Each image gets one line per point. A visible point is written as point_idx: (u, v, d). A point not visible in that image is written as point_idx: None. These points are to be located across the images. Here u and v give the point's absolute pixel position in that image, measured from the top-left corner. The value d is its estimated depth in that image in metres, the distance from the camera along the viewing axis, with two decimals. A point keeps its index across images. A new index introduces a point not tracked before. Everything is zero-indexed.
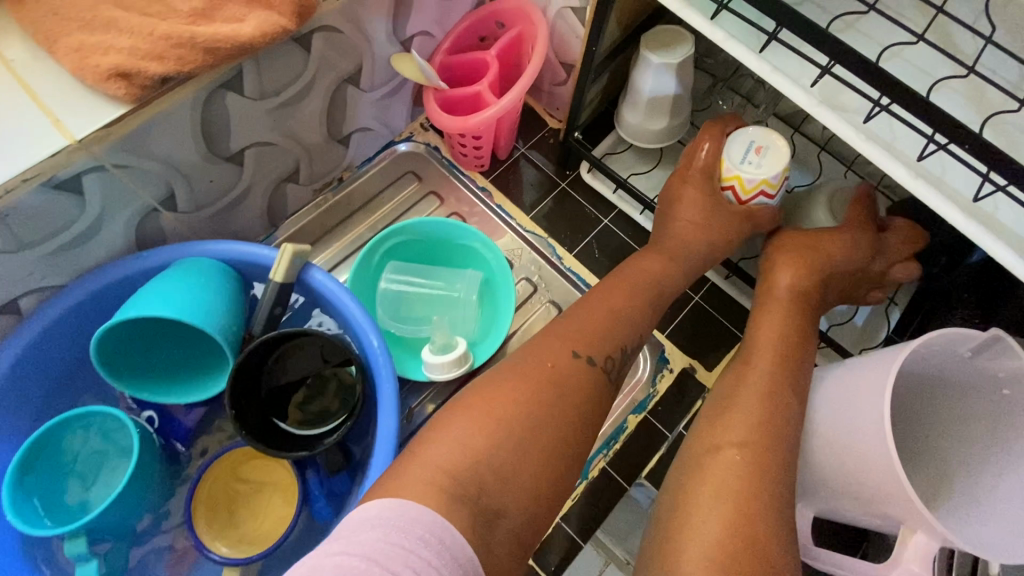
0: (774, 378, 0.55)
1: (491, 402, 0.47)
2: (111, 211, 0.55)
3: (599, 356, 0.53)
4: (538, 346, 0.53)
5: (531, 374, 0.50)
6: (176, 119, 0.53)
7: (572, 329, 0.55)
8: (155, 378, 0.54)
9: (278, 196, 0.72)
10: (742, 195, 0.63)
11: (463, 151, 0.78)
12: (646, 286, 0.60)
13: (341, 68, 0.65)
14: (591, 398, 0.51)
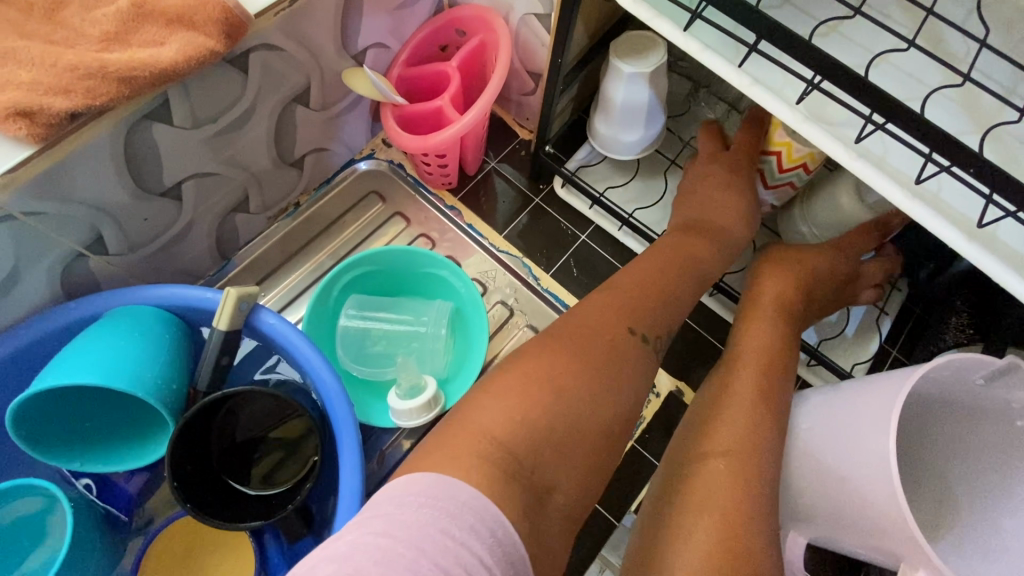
0: (766, 397, 0.51)
1: (546, 376, 0.43)
2: (27, 262, 0.49)
3: (649, 331, 0.50)
4: (586, 314, 0.49)
5: (586, 346, 0.46)
6: (96, 157, 0.47)
7: (623, 304, 0.50)
8: (89, 444, 0.49)
9: (228, 226, 0.67)
10: (785, 162, 0.61)
11: (428, 169, 0.73)
12: (685, 256, 0.57)
13: (286, 88, 0.59)
14: (639, 379, 0.47)
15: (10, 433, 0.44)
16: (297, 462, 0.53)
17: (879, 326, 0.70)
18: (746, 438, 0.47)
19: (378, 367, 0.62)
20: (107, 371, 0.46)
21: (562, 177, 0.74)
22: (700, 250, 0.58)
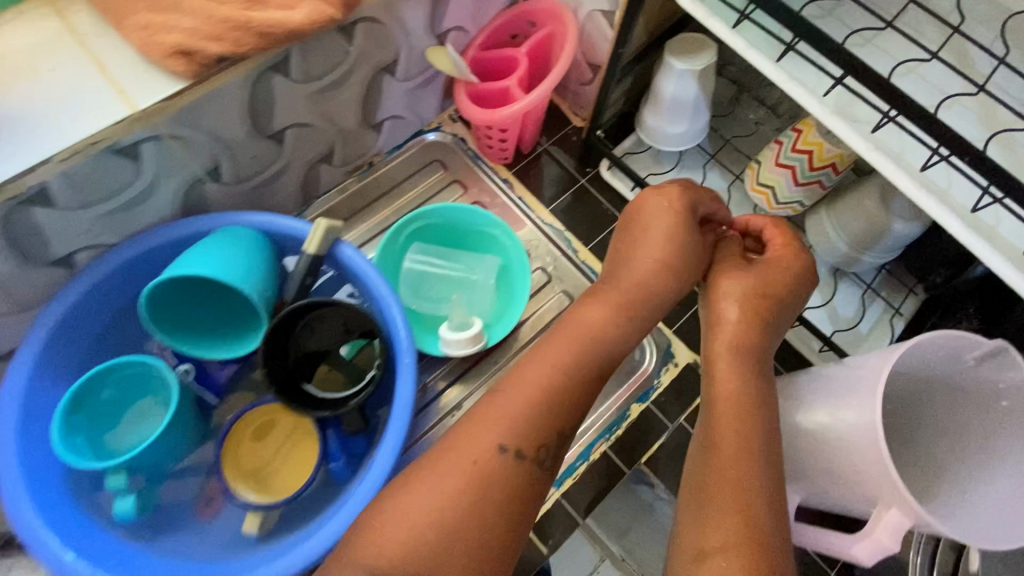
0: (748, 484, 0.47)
1: (411, 506, 0.44)
2: (161, 178, 0.59)
3: (530, 449, 0.47)
4: (467, 431, 0.47)
5: (458, 465, 0.45)
6: (227, 97, 0.57)
7: (500, 413, 0.47)
8: (192, 333, 0.59)
9: (312, 175, 0.76)
10: (816, 161, 0.68)
11: (489, 143, 0.81)
12: (597, 335, 0.52)
13: (379, 57, 0.69)
14: (527, 492, 0.46)
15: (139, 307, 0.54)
16: (357, 377, 0.63)
17: (892, 326, 0.76)
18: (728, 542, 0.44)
19: (432, 306, 0.70)
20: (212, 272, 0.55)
21: (609, 160, 0.81)
22: (611, 333, 0.53)
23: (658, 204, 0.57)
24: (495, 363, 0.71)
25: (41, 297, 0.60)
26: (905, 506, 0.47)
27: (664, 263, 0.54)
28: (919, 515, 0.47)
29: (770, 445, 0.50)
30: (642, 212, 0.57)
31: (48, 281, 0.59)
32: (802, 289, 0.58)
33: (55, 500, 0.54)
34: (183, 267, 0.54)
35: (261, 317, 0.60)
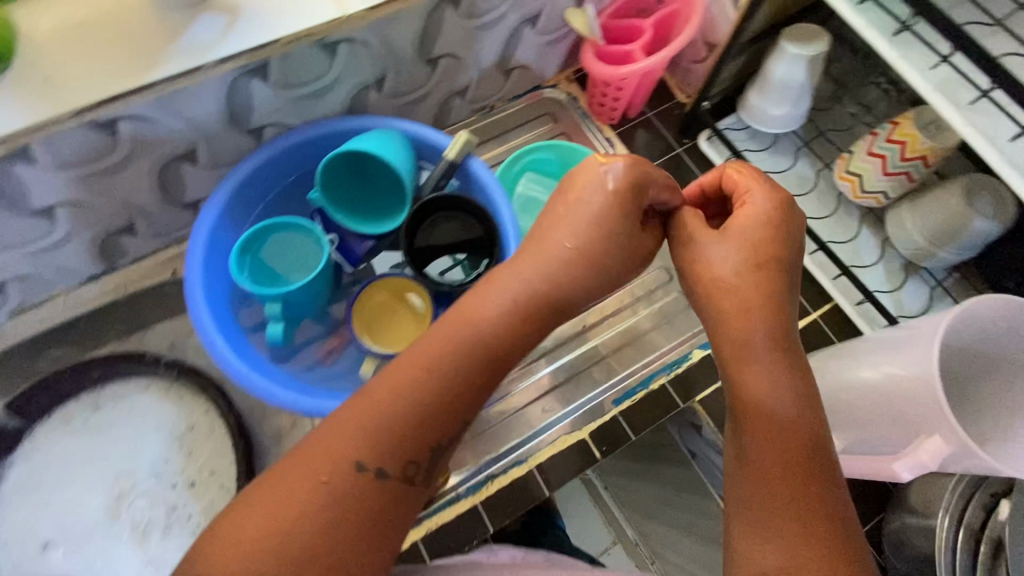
0: (812, 525, 0.42)
1: (280, 517, 0.41)
2: (343, 77, 0.71)
3: (398, 468, 0.43)
4: (323, 439, 0.43)
5: (301, 474, 0.42)
6: (410, 16, 0.69)
7: (362, 420, 0.44)
8: (347, 206, 0.73)
9: (446, 107, 0.88)
10: (909, 151, 0.74)
11: (602, 101, 0.91)
12: (480, 338, 0.47)
13: (528, 9, 0.79)
14: (387, 505, 0.43)
15: (318, 170, 0.68)
16: (467, 271, 0.71)
17: None
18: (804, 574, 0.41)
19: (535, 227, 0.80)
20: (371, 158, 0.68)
21: (711, 130, 0.90)
22: (504, 335, 0.48)
23: (614, 169, 0.52)
24: None
25: (231, 159, 0.74)
26: (949, 434, 0.57)
27: (588, 245, 0.51)
28: (962, 443, 0.56)
29: (802, 449, 0.45)
30: (593, 179, 0.52)
31: (240, 145, 0.73)
32: (788, 242, 0.52)
33: (222, 313, 0.67)
34: (355, 145, 0.68)
35: (405, 203, 0.73)
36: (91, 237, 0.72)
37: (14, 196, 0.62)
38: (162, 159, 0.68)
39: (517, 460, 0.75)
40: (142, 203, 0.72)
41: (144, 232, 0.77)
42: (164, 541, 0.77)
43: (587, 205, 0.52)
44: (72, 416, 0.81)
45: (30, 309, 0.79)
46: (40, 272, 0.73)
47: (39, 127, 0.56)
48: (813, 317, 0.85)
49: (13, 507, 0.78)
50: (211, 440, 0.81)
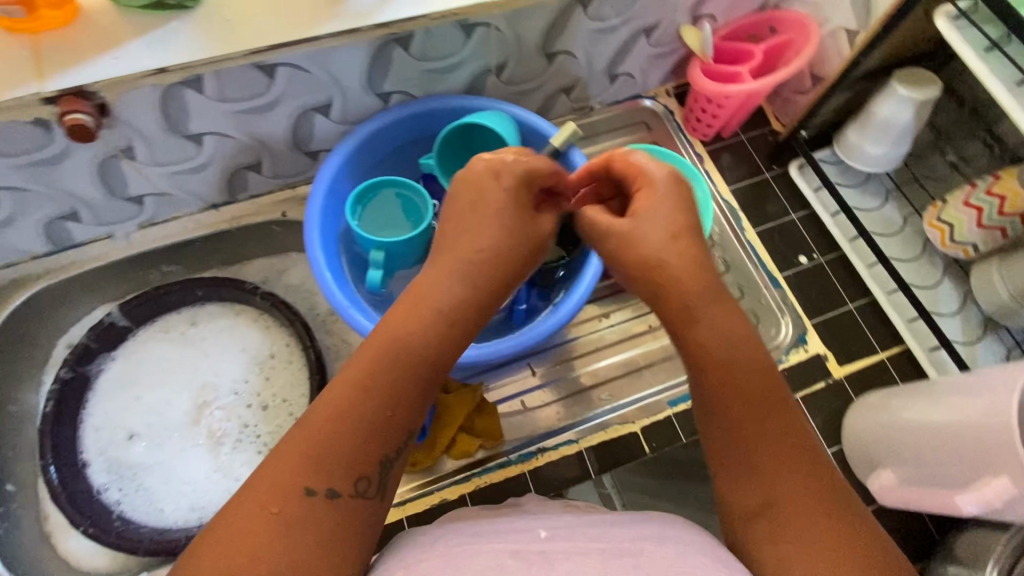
0: (792, 472, 0.46)
1: (248, 552, 0.41)
2: (470, 58, 0.78)
3: (350, 482, 0.45)
4: (266, 477, 0.43)
5: (252, 517, 0.42)
6: (542, 11, 0.74)
7: (300, 453, 0.44)
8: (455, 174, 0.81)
9: (551, 101, 0.93)
10: (1008, 206, 0.74)
11: (699, 117, 0.94)
12: (407, 346, 0.48)
13: (647, 20, 0.84)
14: (351, 519, 0.44)
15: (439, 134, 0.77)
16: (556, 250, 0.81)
17: None
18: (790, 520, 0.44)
19: None
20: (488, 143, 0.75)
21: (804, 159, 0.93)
22: (422, 338, 0.49)
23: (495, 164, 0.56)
24: None
25: (356, 118, 0.81)
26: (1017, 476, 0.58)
27: (499, 244, 0.53)
28: None
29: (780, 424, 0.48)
30: (473, 179, 0.55)
31: (368, 106, 0.80)
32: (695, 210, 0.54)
33: (330, 248, 0.74)
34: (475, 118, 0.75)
35: None
36: (223, 168, 0.80)
37: (177, 118, 0.70)
38: (302, 107, 0.75)
39: (566, 439, 0.80)
40: (273, 145, 0.80)
41: (266, 171, 0.84)
42: (234, 452, 0.84)
43: (479, 215, 0.53)
44: (172, 325, 0.90)
45: (154, 225, 0.86)
46: (174, 192, 0.82)
47: (216, 61, 0.64)
48: (880, 357, 0.86)
49: (109, 396, 0.86)
50: (289, 370, 0.89)
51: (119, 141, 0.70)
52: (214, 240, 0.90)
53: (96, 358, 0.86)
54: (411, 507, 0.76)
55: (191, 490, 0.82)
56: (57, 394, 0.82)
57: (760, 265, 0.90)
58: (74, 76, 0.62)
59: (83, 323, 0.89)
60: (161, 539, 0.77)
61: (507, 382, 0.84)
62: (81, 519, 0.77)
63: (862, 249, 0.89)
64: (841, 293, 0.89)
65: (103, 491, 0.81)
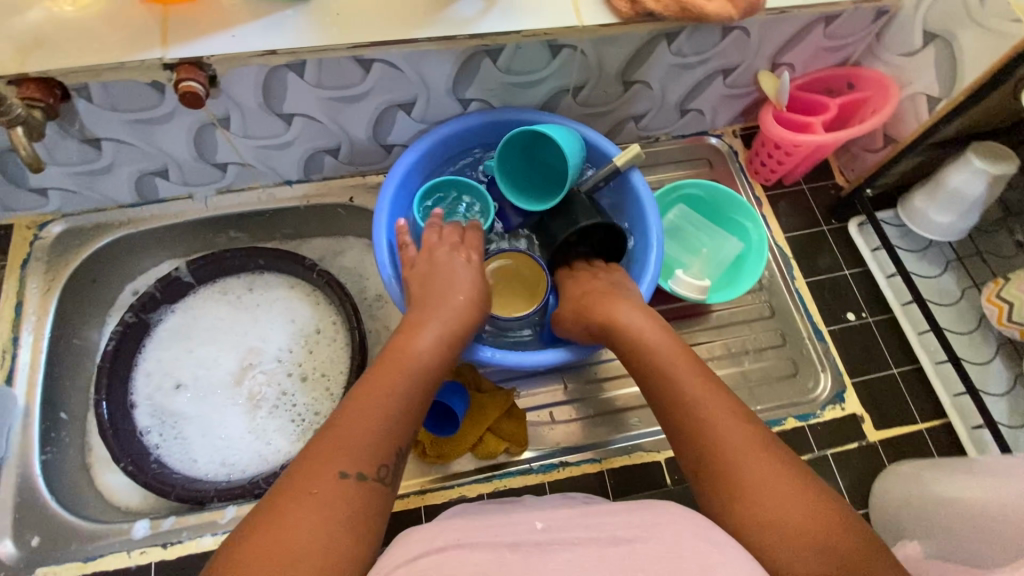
0: (733, 427, 0.57)
1: (289, 536, 0.47)
2: (552, 76, 0.81)
3: (372, 468, 0.53)
4: (305, 469, 0.51)
5: (300, 494, 0.49)
6: (629, 40, 0.77)
7: (334, 446, 0.52)
8: (511, 175, 0.82)
9: (620, 127, 0.96)
10: None
11: (764, 162, 0.95)
12: (410, 359, 0.61)
13: (728, 61, 0.86)
14: (371, 502, 0.52)
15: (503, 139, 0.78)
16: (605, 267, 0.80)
17: None
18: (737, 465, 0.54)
19: (679, 252, 0.86)
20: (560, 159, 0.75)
21: (866, 217, 0.92)
22: (428, 360, 0.62)
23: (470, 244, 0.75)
24: (687, 325, 0.88)
25: (435, 118, 0.85)
26: None
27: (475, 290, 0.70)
28: None
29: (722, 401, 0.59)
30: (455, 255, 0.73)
31: (447, 109, 0.83)
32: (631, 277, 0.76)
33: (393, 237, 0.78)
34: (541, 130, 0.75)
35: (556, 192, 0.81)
36: (304, 149, 0.85)
37: (274, 97, 0.75)
38: (388, 101, 0.80)
39: (590, 457, 0.81)
40: (353, 133, 0.84)
41: (343, 157, 0.89)
42: (269, 417, 0.88)
43: (455, 271, 0.71)
44: (229, 288, 0.95)
45: (230, 191, 0.91)
46: (256, 164, 0.87)
47: (321, 50, 0.69)
48: (918, 427, 0.83)
49: (165, 345, 0.91)
50: (331, 347, 0.92)
51: (219, 111, 0.75)
52: (282, 214, 0.95)
53: (157, 307, 0.91)
54: (431, 498, 0.77)
55: (223, 447, 0.86)
56: (119, 335, 0.86)
57: (806, 316, 0.89)
58: (194, 47, 0.67)
59: (149, 274, 0.95)
60: (191, 487, 0.78)
61: (540, 392, 0.86)
62: (122, 455, 0.79)
63: (914, 315, 0.88)
64: (886, 356, 0.87)
65: (144, 433, 0.85)
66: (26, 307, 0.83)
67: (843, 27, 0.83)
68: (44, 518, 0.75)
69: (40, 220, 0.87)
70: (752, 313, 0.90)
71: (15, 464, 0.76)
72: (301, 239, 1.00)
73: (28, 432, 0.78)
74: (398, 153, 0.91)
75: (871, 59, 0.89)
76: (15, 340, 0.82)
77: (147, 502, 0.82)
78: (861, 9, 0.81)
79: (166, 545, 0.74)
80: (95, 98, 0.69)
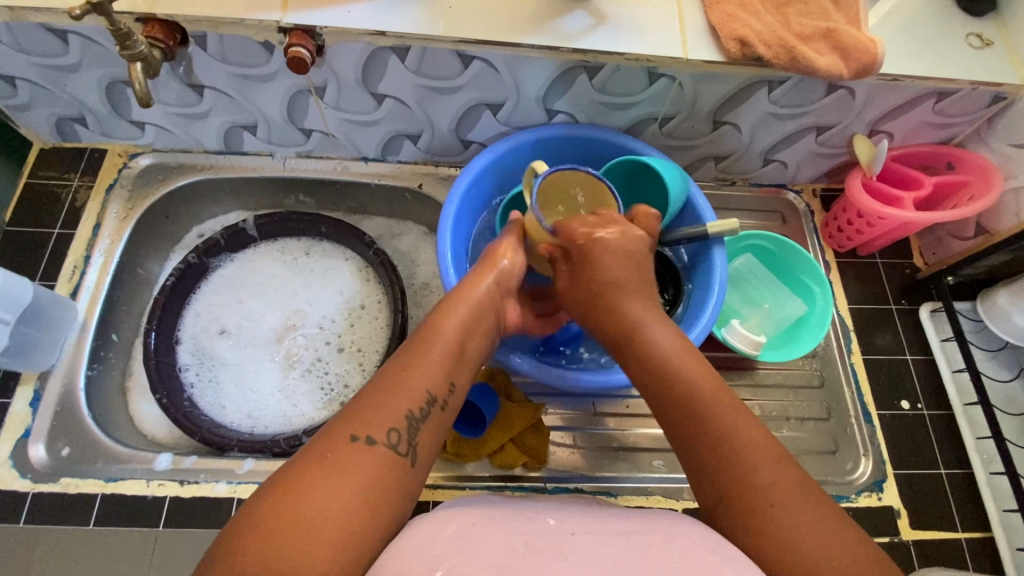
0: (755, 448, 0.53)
1: (305, 514, 0.45)
2: (643, 103, 0.80)
3: (380, 433, 0.51)
4: (336, 441, 0.49)
5: (330, 462, 0.48)
6: (730, 81, 0.76)
7: (364, 416, 0.52)
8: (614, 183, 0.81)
9: (698, 164, 0.94)
10: None
11: (841, 227, 0.92)
12: (435, 341, 0.58)
13: (826, 119, 0.83)
14: (395, 478, 0.50)
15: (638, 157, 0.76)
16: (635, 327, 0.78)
17: None
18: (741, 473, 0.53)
19: (745, 302, 0.83)
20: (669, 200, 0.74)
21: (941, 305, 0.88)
22: (466, 340, 0.60)
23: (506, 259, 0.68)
24: (730, 376, 0.86)
25: (519, 122, 0.85)
26: None
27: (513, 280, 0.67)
28: None
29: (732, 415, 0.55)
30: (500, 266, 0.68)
31: (533, 116, 0.84)
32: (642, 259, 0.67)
33: (459, 227, 0.79)
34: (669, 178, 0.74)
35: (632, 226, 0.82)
36: (387, 129, 0.87)
37: (372, 76, 0.76)
38: (478, 99, 0.80)
39: (605, 490, 0.79)
40: (437, 123, 0.86)
41: (421, 144, 0.90)
42: (300, 380, 0.90)
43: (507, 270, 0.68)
44: (287, 248, 0.97)
45: (310, 157, 0.94)
46: (339, 136, 0.89)
47: (428, 38, 0.71)
48: (957, 535, 0.78)
49: (217, 290, 0.94)
50: (372, 325, 0.94)
51: (319, 80, 0.78)
52: (352, 188, 0.97)
53: (219, 253, 0.94)
54: (440, 494, 0.76)
55: (252, 400, 0.88)
56: (179, 272, 0.89)
57: (857, 394, 0.85)
58: (311, 16, 0.70)
59: (217, 221, 0.99)
60: (216, 431, 0.80)
61: (567, 413, 0.84)
62: (160, 387, 0.82)
63: (975, 418, 0.83)
64: (935, 454, 0.82)
65: (182, 369, 0.88)
66: (102, 229, 0.88)
67: (956, 105, 0.80)
68: (76, 431, 0.78)
69: (131, 150, 0.92)
70: (800, 379, 0.86)
71: (63, 372, 0.80)
72: (363, 215, 1.03)
73: (80, 347, 0.82)
74: (474, 151, 0.92)
75: (977, 143, 0.85)
76: (87, 258, 0.86)
77: (172, 436, 0.85)
78: (979, 91, 0.77)
79: (183, 483, 0.75)
80: (209, 47, 0.73)
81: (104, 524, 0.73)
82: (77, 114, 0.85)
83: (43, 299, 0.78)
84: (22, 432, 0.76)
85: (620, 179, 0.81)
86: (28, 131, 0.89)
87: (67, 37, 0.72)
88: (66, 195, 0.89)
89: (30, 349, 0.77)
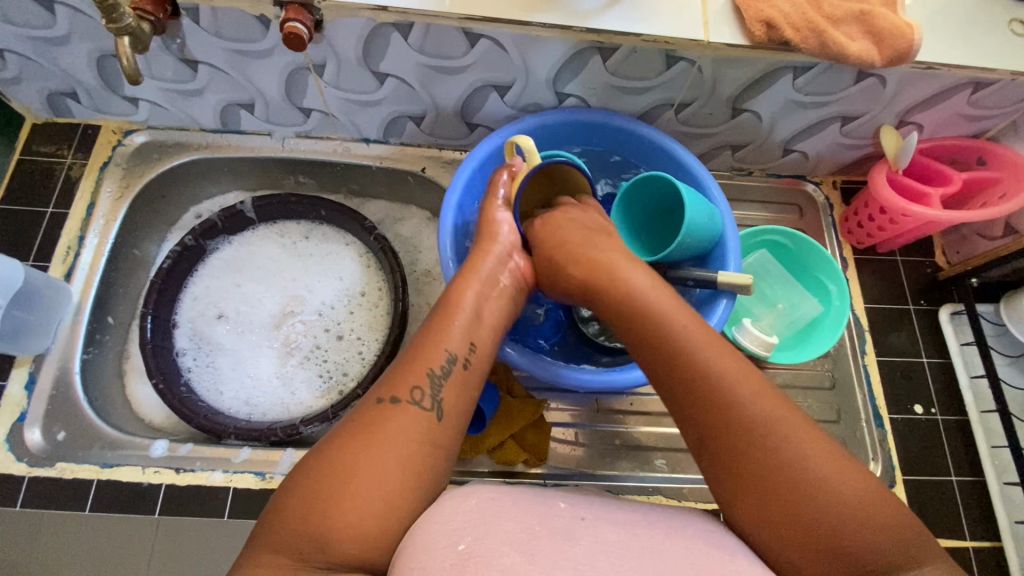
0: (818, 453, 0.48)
1: (345, 483, 0.46)
2: (659, 88, 0.76)
3: (403, 393, 0.52)
4: (377, 419, 0.50)
5: (377, 433, 0.49)
6: (753, 66, 0.71)
7: (396, 374, 0.53)
8: (645, 188, 0.75)
9: (714, 152, 0.90)
10: None
11: (862, 223, 0.88)
12: (455, 313, 0.58)
13: (854, 108, 0.78)
14: (429, 440, 0.50)
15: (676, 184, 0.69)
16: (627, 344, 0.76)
17: None
18: (816, 465, 0.47)
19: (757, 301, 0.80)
20: (695, 225, 0.67)
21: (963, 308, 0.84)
22: (481, 304, 0.60)
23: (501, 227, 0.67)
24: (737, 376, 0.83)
25: (527, 105, 0.81)
26: None
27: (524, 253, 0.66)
28: None
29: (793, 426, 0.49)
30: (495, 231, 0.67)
31: (541, 100, 0.80)
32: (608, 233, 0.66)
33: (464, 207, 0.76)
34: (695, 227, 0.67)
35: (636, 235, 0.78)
36: (389, 110, 0.83)
37: (374, 54, 0.72)
38: (484, 80, 0.76)
39: (606, 489, 0.77)
40: (441, 104, 0.82)
41: (425, 126, 0.87)
42: (299, 367, 0.88)
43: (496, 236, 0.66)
44: (287, 231, 0.95)
45: (309, 137, 0.91)
46: (339, 116, 0.85)
47: (432, 15, 0.67)
48: (965, 543, 0.76)
49: (215, 273, 0.92)
50: (372, 313, 0.92)
51: (317, 57, 0.74)
52: (353, 170, 0.94)
53: (217, 236, 0.91)
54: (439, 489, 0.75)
55: (250, 385, 0.87)
56: (175, 255, 0.86)
57: (869, 397, 0.83)
58: None
59: (214, 201, 0.96)
60: (214, 419, 0.79)
61: (569, 409, 0.82)
62: (156, 372, 0.80)
63: (991, 426, 0.81)
64: (947, 460, 0.80)
65: (180, 354, 0.87)
66: (96, 209, 0.85)
67: (993, 96, 0.75)
68: (73, 415, 0.77)
69: (125, 127, 0.89)
70: (810, 380, 0.84)
71: (57, 355, 0.79)
72: (365, 198, 1.00)
73: (75, 331, 0.80)
74: (480, 134, 0.88)
75: (1011, 137, 0.81)
76: (81, 239, 0.84)
77: (169, 421, 0.84)
78: (1020, 82, 0.72)
79: (179, 471, 0.75)
80: (202, 21, 0.69)
81: (101, 509, 0.73)
82: (69, 89, 0.82)
83: (35, 281, 0.77)
84: (17, 415, 0.75)
85: (652, 189, 0.75)
86: (19, 105, 0.86)
87: (54, 7, 0.68)
88: (60, 171, 0.87)
89: (24, 334, 0.76)
